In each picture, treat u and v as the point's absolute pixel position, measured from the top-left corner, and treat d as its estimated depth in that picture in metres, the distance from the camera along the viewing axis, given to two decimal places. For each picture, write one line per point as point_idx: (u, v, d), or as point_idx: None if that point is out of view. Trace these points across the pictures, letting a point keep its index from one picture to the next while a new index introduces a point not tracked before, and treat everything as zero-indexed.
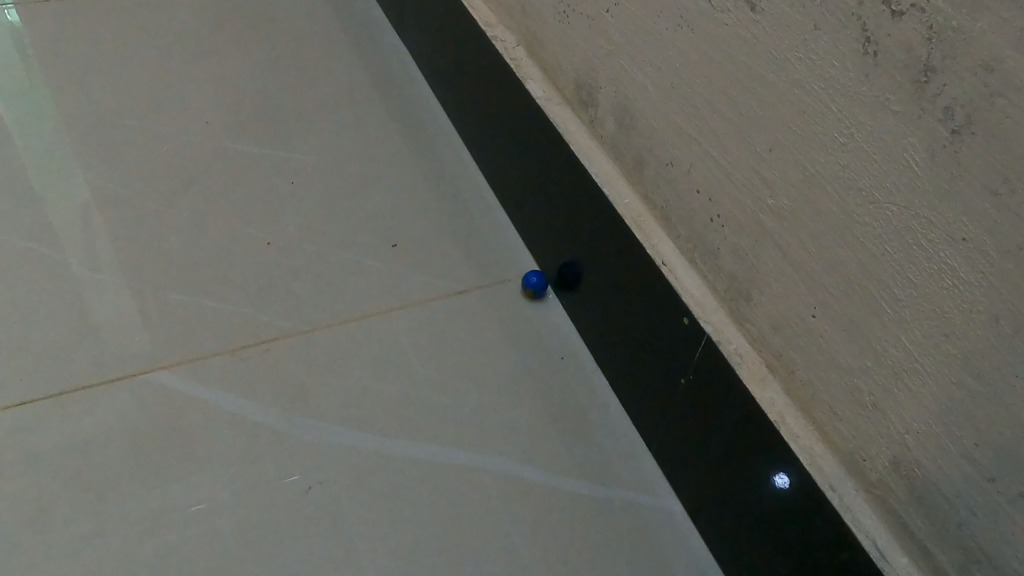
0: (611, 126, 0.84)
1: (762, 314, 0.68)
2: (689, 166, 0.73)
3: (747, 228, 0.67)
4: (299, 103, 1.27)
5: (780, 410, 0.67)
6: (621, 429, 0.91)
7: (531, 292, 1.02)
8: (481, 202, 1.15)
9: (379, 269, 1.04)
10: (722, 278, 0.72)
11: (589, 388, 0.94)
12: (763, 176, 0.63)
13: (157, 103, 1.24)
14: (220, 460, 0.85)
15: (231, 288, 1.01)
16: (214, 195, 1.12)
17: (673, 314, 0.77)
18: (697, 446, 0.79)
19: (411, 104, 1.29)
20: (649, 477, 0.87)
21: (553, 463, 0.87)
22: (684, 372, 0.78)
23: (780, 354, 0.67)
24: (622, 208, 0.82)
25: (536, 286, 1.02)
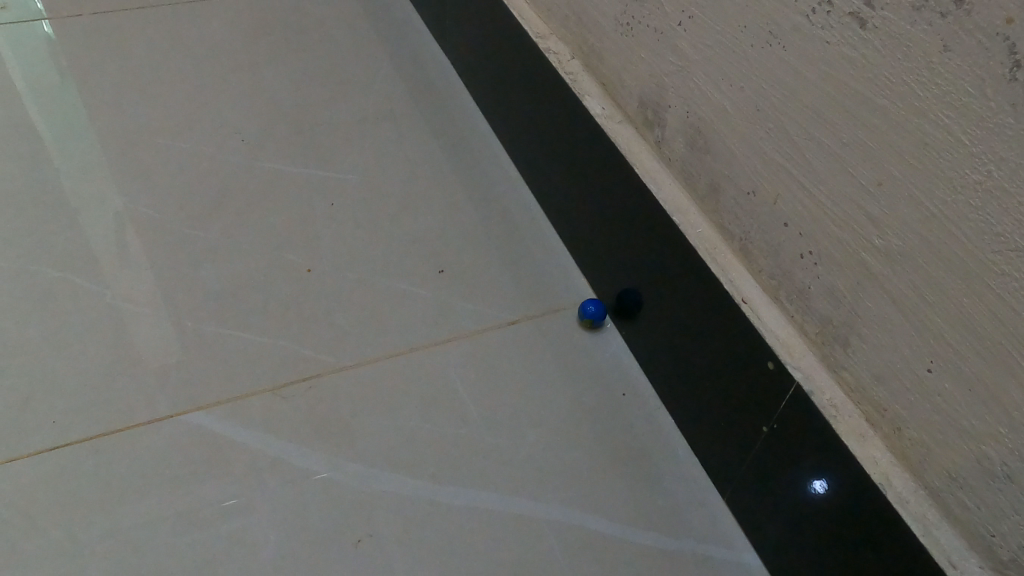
0: (682, 148, 0.77)
1: (861, 362, 0.61)
2: (775, 196, 0.66)
3: (846, 268, 0.60)
4: (338, 119, 1.22)
5: (885, 471, 0.60)
6: (690, 473, 0.84)
7: (588, 321, 0.96)
8: (531, 224, 1.09)
9: (426, 298, 0.99)
10: (813, 320, 0.65)
11: (653, 428, 0.88)
12: (870, 212, 0.56)
13: (192, 121, 1.19)
14: (263, 510, 0.79)
15: (271, 319, 0.96)
16: (252, 218, 1.07)
17: (754, 357, 0.70)
18: (779, 500, 0.72)
19: (456, 120, 1.23)
20: (723, 528, 0.80)
21: (618, 512, 0.81)
22: (766, 420, 0.71)
23: (884, 409, 0.60)
24: (693, 239, 0.76)
25: (593, 315, 0.95)
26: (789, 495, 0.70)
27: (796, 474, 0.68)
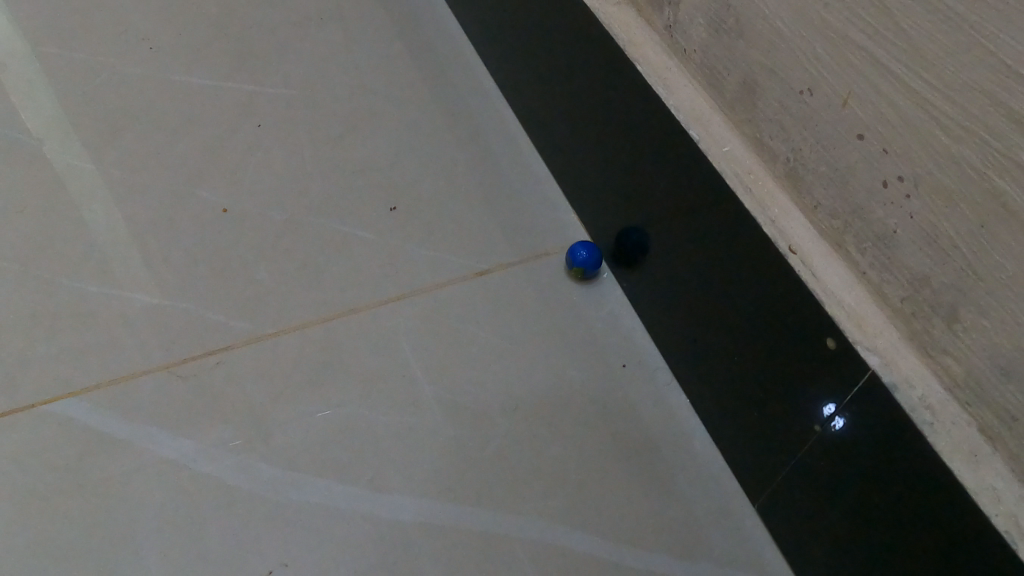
0: (704, 32, 0.55)
1: (977, 347, 0.40)
2: (845, 95, 0.44)
3: (962, 203, 0.39)
4: (272, 18, 0.98)
5: (1012, 511, 0.39)
6: (709, 470, 0.65)
7: (582, 270, 0.75)
8: (509, 147, 0.87)
9: (372, 244, 0.78)
10: (898, 279, 0.44)
11: (662, 411, 0.68)
12: (1015, 112, 0.34)
13: (85, 19, 0.94)
14: (148, 533, 0.61)
15: (173, 273, 0.74)
16: (154, 143, 0.84)
17: (803, 330, 0.50)
18: (827, 523, 0.53)
19: (418, 17, 1.00)
20: (752, 545, 0.61)
21: (614, 528, 0.62)
22: (820, 418, 0.51)
23: (1011, 417, 0.39)
24: (718, 160, 0.54)
25: (588, 262, 0.74)
26: (847, 521, 0.50)
27: (861, 495, 0.48)
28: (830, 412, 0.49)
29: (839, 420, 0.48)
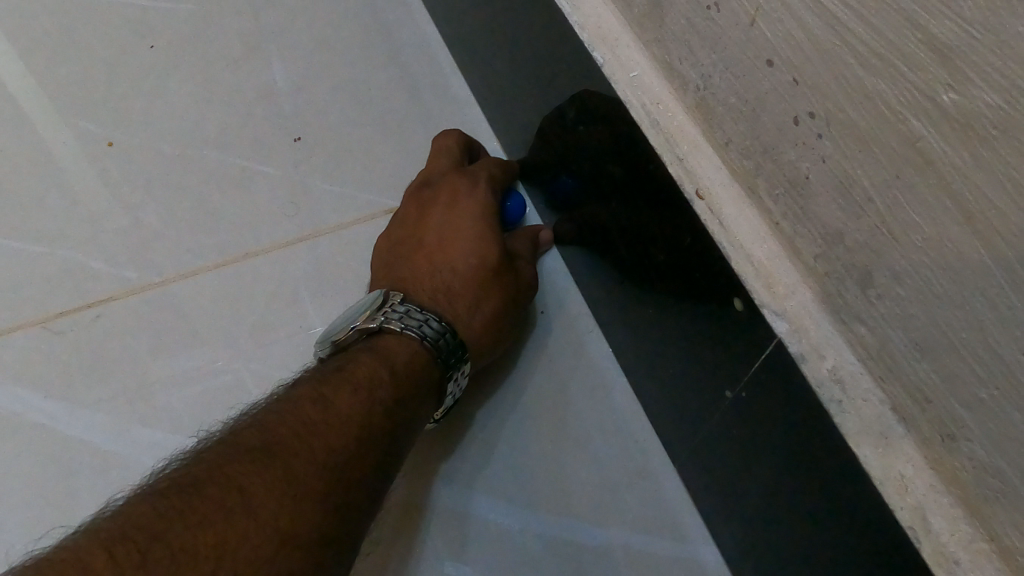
0: None
1: (890, 316, 0.34)
2: (753, 12, 0.36)
3: (875, 146, 0.32)
4: None
5: (918, 504, 0.35)
6: (628, 427, 0.60)
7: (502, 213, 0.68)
8: (430, 68, 0.79)
9: (274, 178, 0.71)
10: (810, 233, 0.38)
11: (581, 364, 0.63)
12: (935, 36, 0.27)
13: None
14: (14, 506, 0.56)
15: (51, 216, 0.68)
16: (32, 67, 0.76)
17: (711, 287, 0.44)
18: (738, 493, 0.49)
19: None
20: (669, 509, 0.57)
21: (522, 491, 0.58)
22: (728, 384, 0.45)
23: (925, 399, 0.34)
24: (625, 88, 0.47)
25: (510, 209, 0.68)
26: (758, 495, 0.46)
27: (768, 470, 0.43)
28: (741, 374, 0.43)
29: (746, 390, 0.43)
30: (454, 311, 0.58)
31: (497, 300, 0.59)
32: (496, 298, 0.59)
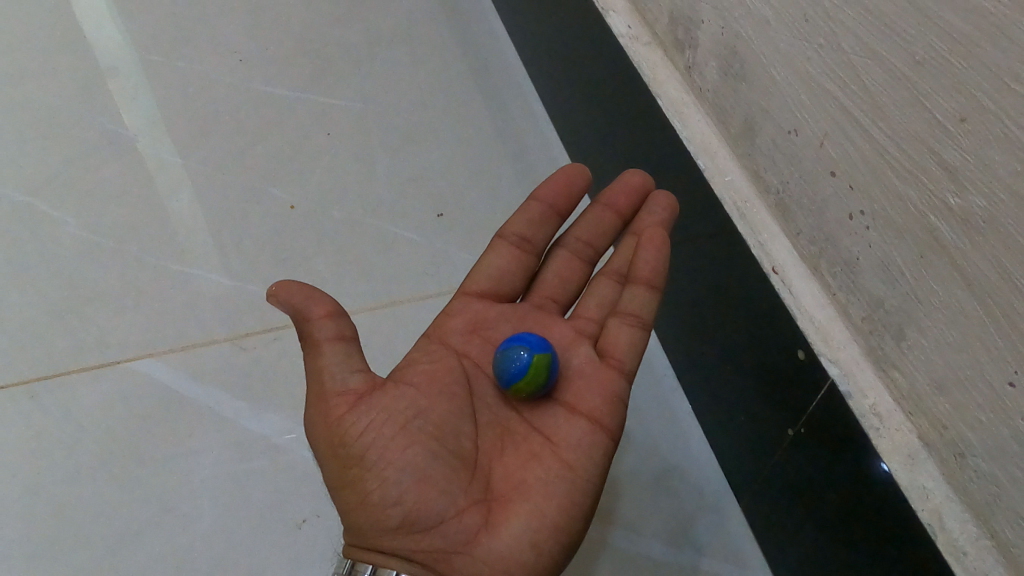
0: (715, 75, 0.62)
1: (918, 362, 0.46)
2: (822, 137, 0.50)
3: (907, 235, 0.44)
4: (347, 37, 1.09)
5: (936, 508, 0.45)
6: (702, 470, 0.70)
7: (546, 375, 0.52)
8: (550, 167, 0.95)
9: (418, 244, 0.87)
10: (860, 300, 0.50)
11: (664, 412, 0.73)
12: (945, 161, 0.41)
13: (184, 31, 1.07)
14: (203, 478, 0.70)
15: (244, 259, 0.85)
16: (235, 143, 0.95)
17: (779, 343, 0.56)
18: (792, 520, 0.59)
19: (479, 45, 1.10)
20: (736, 541, 0.66)
21: (613, 511, 0.67)
22: (790, 422, 0.56)
23: (943, 427, 0.45)
24: (720, 188, 0.61)
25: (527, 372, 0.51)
26: (812, 519, 0.56)
27: (819, 491, 0.54)
28: (801, 412, 0.55)
29: (805, 426, 0.55)
30: (390, 541, 0.47)
31: (406, 461, 0.46)
32: (414, 464, 0.46)
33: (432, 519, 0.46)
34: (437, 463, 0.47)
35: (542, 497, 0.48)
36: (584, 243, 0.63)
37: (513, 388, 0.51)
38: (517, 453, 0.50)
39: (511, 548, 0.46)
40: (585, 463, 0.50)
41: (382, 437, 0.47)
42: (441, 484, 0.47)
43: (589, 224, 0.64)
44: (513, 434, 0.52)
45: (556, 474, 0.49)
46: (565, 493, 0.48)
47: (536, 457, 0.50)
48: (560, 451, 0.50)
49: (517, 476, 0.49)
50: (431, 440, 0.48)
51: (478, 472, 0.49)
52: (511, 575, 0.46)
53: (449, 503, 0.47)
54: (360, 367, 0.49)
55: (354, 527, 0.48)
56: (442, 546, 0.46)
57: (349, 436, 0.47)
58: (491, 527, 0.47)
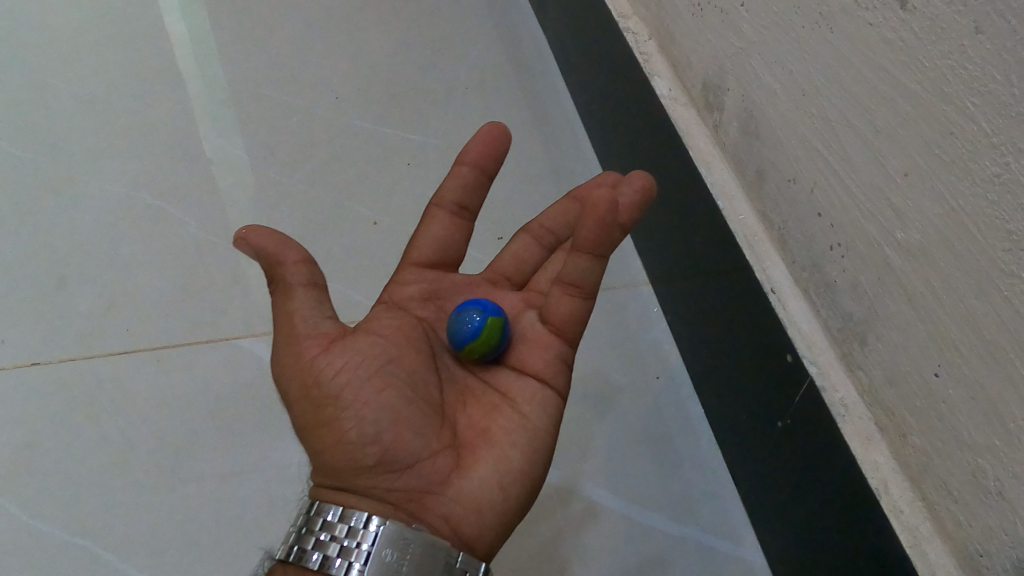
0: (735, 133, 0.76)
1: (876, 362, 0.59)
2: (812, 185, 0.64)
3: (869, 261, 0.58)
4: (429, 84, 1.27)
5: (885, 478, 0.58)
6: (709, 463, 0.83)
7: (497, 334, 0.64)
8: None
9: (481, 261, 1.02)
10: (837, 315, 0.63)
11: (681, 415, 0.87)
12: (895, 204, 0.54)
13: (293, 74, 1.27)
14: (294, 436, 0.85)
15: (333, 264, 1.02)
16: (330, 168, 1.13)
17: (774, 349, 0.69)
18: (780, 498, 0.72)
19: (541, 96, 1.26)
20: (733, 523, 0.79)
21: (630, 490, 0.81)
22: (780, 415, 0.69)
23: (892, 414, 0.58)
24: (734, 224, 0.74)
25: (481, 332, 0.63)
26: (794, 494, 0.68)
27: (800, 470, 0.67)
28: (789, 406, 0.67)
29: (790, 418, 0.67)
30: (365, 479, 0.56)
31: (384, 404, 0.56)
32: (393, 407, 0.56)
33: (410, 458, 0.56)
34: (409, 407, 0.57)
35: (506, 445, 0.60)
36: (545, 229, 0.77)
37: (468, 348, 0.63)
38: (480, 408, 0.62)
39: (477, 484, 0.57)
40: (542, 416, 0.62)
41: (360, 381, 0.57)
42: (417, 426, 0.57)
43: (551, 213, 0.77)
44: (476, 393, 0.64)
45: (518, 423, 0.61)
46: (524, 440, 0.61)
47: (493, 409, 0.62)
48: (517, 407, 0.62)
49: (478, 426, 0.61)
50: (405, 388, 0.58)
51: (445, 420, 0.60)
52: (482, 513, 0.57)
53: (423, 444, 0.57)
54: (328, 315, 0.59)
55: (331, 471, 0.57)
56: (418, 486, 0.56)
57: (329, 378, 0.56)
58: (460, 469, 0.58)
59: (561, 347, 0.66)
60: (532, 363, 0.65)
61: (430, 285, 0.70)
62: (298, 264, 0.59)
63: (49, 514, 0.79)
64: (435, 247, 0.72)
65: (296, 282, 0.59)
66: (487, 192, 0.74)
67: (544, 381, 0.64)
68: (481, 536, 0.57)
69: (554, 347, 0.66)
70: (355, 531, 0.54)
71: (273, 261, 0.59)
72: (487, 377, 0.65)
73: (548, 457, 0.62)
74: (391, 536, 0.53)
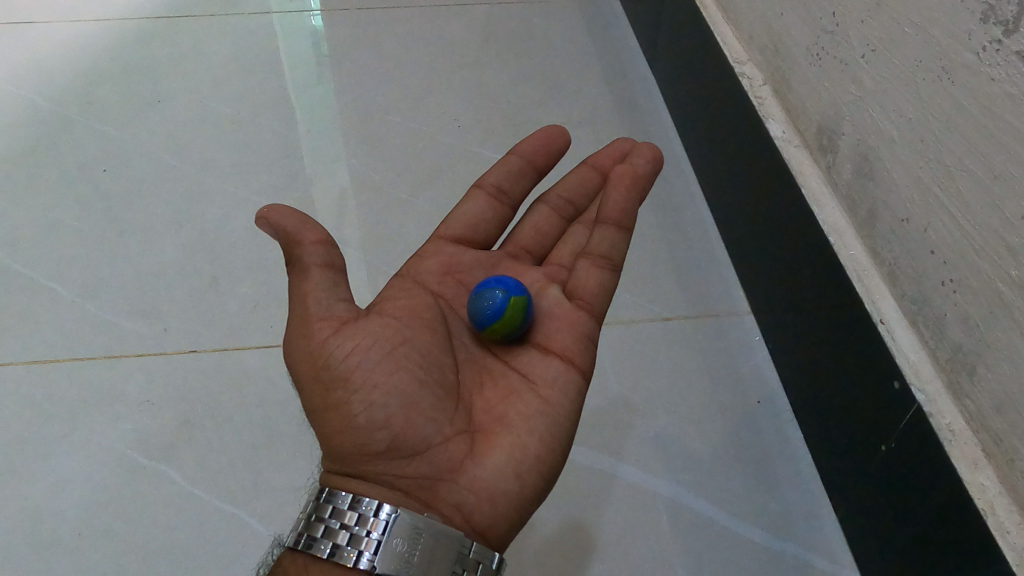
0: (849, 174, 0.82)
1: (984, 391, 0.63)
2: (925, 225, 0.69)
3: (980, 296, 0.62)
4: (543, 117, 1.36)
5: (991, 500, 0.61)
6: (809, 485, 0.88)
7: (519, 315, 0.71)
8: (702, 234, 1.15)
9: None
10: (946, 346, 0.68)
11: (781, 439, 0.92)
12: (1009, 244, 0.59)
13: (419, 105, 1.38)
14: None
15: None
16: (453, 192, 1.23)
17: (881, 376, 0.73)
18: (881, 519, 0.76)
19: (649, 131, 1.34)
20: (831, 542, 0.84)
21: (731, 505, 0.86)
22: (884, 439, 0.73)
23: (1000, 440, 0.62)
24: (845, 258, 0.80)
25: (504, 311, 0.70)
26: (896, 515, 0.73)
27: (903, 491, 0.71)
28: (893, 431, 0.72)
29: (895, 442, 0.72)
30: (376, 464, 0.63)
31: (392, 390, 0.63)
32: (402, 392, 0.63)
33: (421, 443, 0.63)
34: (422, 393, 0.64)
35: (523, 433, 0.65)
36: (563, 200, 0.88)
37: (490, 329, 0.70)
38: (498, 394, 0.69)
39: (490, 468, 0.64)
40: (560, 401, 0.68)
41: (370, 367, 0.64)
42: (428, 413, 0.64)
43: (568, 185, 0.88)
44: (495, 378, 0.70)
45: (536, 410, 0.67)
46: (541, 426, 0.66)
47: (510, 394, 0.68)
48: (532, 394, 0.68)
49: (493, 411, 0.67)
50: (416, 375, 0.65)
51: (461, 406, 0.66)
52: (497, 502, 0.63)
53: (435, 430, 0.63)
54: (344, 299, 0.67)
55: (343, 456, 0.63)
56: (429, 472, 0.63)
57: (340, 363, 0.63)
58: (475, 456, 0.64)
59: (581, 325, 0.74)
60: (553, 346, 0.72)
61: (451, 260, 0.79)
62: (316, 244, 0.66)
63: (205, 483, 0.89)
64: (463, 224, 0.82)
65: (313, 263, 0.66)
66: (525, 182, 0.86)
67: (568, 362, 0.71)
68: (494, 524, 0.63)
69: (575, 329, 0.73)
70: (368, 521, 0.59)
71: (293, 241, 0.66)
72: (505, 360, 0.72)
73: (565, 440, 0.67)
74: (403, 527, 0.59)
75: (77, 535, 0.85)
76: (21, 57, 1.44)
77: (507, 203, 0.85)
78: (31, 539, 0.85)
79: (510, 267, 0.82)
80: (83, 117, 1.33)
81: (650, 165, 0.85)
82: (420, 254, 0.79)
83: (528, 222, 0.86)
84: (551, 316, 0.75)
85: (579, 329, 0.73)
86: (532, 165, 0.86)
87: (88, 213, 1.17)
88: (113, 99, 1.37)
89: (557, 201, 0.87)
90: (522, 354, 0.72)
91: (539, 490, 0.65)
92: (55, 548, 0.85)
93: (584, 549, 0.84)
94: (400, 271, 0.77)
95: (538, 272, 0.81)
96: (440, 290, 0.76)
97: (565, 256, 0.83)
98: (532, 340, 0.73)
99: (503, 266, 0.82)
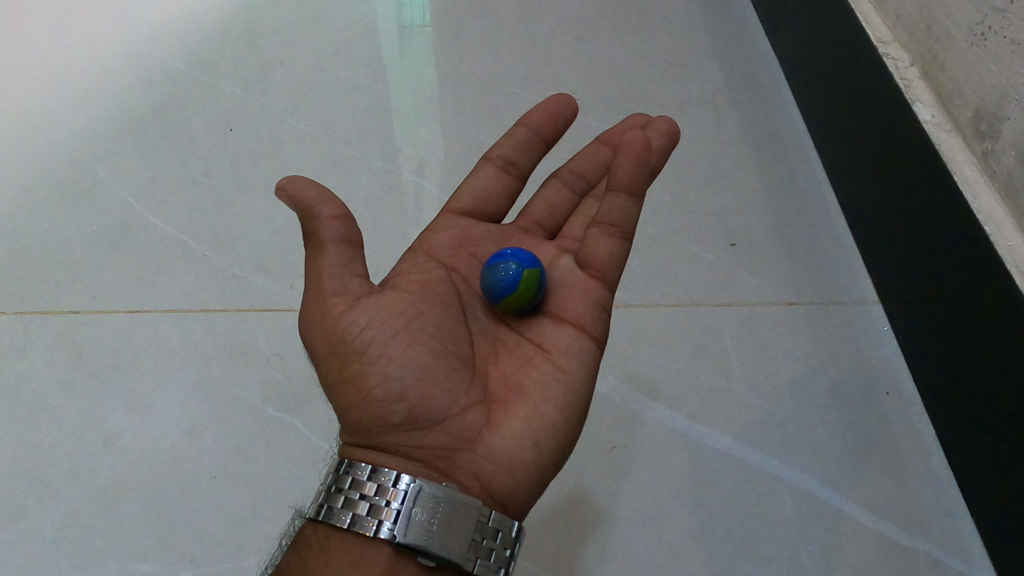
0: (1011, 161, 0.78)
1: None
2: None
3: None
4: (661, 93, 1.34)
5: None
6: (940, 482, 0.85)
7: (534, 287, 0.70)
8: (827, 218, 1.12)
9: (714, 264, 1.06)
10: None
11: (911, 432, 0.89)
12: None
13: (536, 76, 1.37)
14: None
15: None
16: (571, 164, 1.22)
17: None
18: None
19: (770, 110, 1.30)
20: (964, 541, 0.82)
21: (860, 496, 0.85)
22: None
23: None
24: (1003, 249, 0.76)
25: (517, 285, 0.69)
26: None
27: None
28: None
29: None
30: (392, 435, 0.62)
31: (408, 362, 0.62)
32: (419, 363, 0.63)
33: (438, 413, 0.62)
34: (437, 363, 0.63)
35: (539, 401, 0.65)
36: (574, 170, 0.87)
37: (504, 302, 0.70)
38: (513, 364, 0.68)
39: (505, 437, 0.63)
40: (576, 369, 0.68)
41: (386, 340, 0.63)
42: (445, 383, 0.63)
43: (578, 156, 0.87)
44: (510, 350, 0.70)
45: (553, 378, 0.67)
46: (558, 393, 0.66)
47: (526, 364, 0.68)
48: (546, 363, 0.68)
49: (509, 382, 0.66)
50: (431, 347, 0.64)
51: (477, 377, 0.66)
52: (516, 470, 0.63)
53: (452, 400, 0.63)
54: (358, 273, 0.65)
55: (360, 429, 0.63)
56: (446, 442, 0.62)
57: (355, 336, 0.62)
58: (492, 426, 0.64)
59: (596, 294, 0.73)
60: (567, 315, 0.72)
61: (464, 235, 0.78)
62: (332, 219, 0.64)
63: (334, 436, 0.92)
64: (473, 199, 0.81)
65: (329, 237, 0.64)
66: (537, 155, 0.85)
67: (582, 330, 0.70)
68: (513, 491, 0.63)
69: (590, 297, 0.73)
70: (386, 490, 0.59)
71: (309, 216, 0.64)
72: (520, 331, 0.72)
73: (582, 407, 0.67)
74: (421, 496, 0.59)
75: (214, 475, 0.89)
76: (151, 17, 1.49)
77: (516, 176, 0.84)
78: (174, 476, 0.89)
79: (523, 240, 0.81)
80: (211, 77, 1.37)
81: (665, 140, 0.82)
82: (431, 230, 0.78)
83: (540, 197, 0.86)
84: (563, 286, 0.74)
85: (594, 297, 0.73)
86: (542, 135, 0.85)
87: (216, 171, 1.21)
88: (239, 60, 1.41)
89: (566, 174, 0.87)
90: (536, 324, 0.72)
91: (557, 456, 0.65)
92: (194, 488, 0.89)
93: (704, 529, 0.83)
94: (411, 248, 0.76)
95: (549, 245, 0.80)
96: (453, 263, 0.75)
97: (577, 228, 0.82)
98: (547, 312, 0.73)
99: (517, 239, 0.81)
